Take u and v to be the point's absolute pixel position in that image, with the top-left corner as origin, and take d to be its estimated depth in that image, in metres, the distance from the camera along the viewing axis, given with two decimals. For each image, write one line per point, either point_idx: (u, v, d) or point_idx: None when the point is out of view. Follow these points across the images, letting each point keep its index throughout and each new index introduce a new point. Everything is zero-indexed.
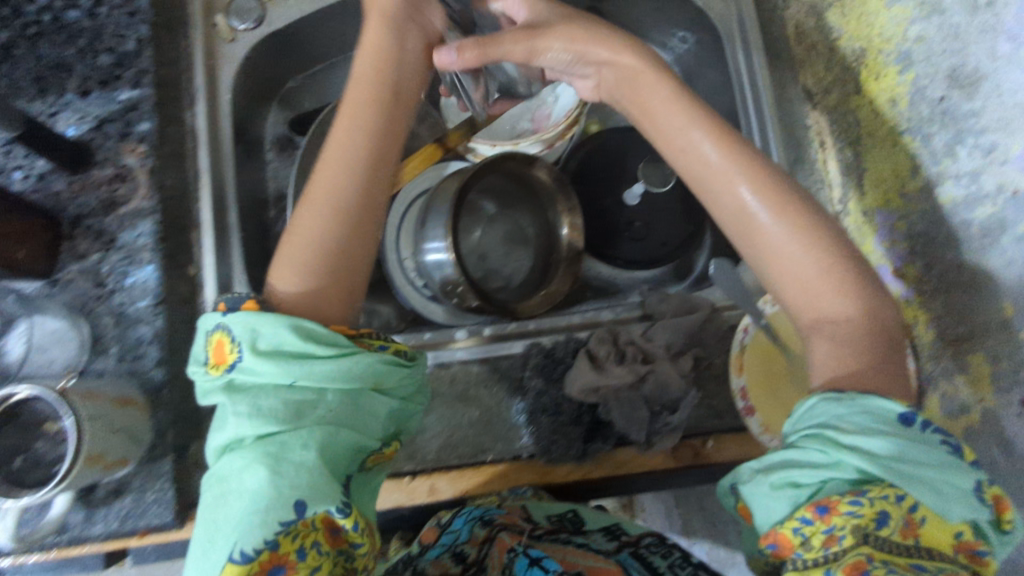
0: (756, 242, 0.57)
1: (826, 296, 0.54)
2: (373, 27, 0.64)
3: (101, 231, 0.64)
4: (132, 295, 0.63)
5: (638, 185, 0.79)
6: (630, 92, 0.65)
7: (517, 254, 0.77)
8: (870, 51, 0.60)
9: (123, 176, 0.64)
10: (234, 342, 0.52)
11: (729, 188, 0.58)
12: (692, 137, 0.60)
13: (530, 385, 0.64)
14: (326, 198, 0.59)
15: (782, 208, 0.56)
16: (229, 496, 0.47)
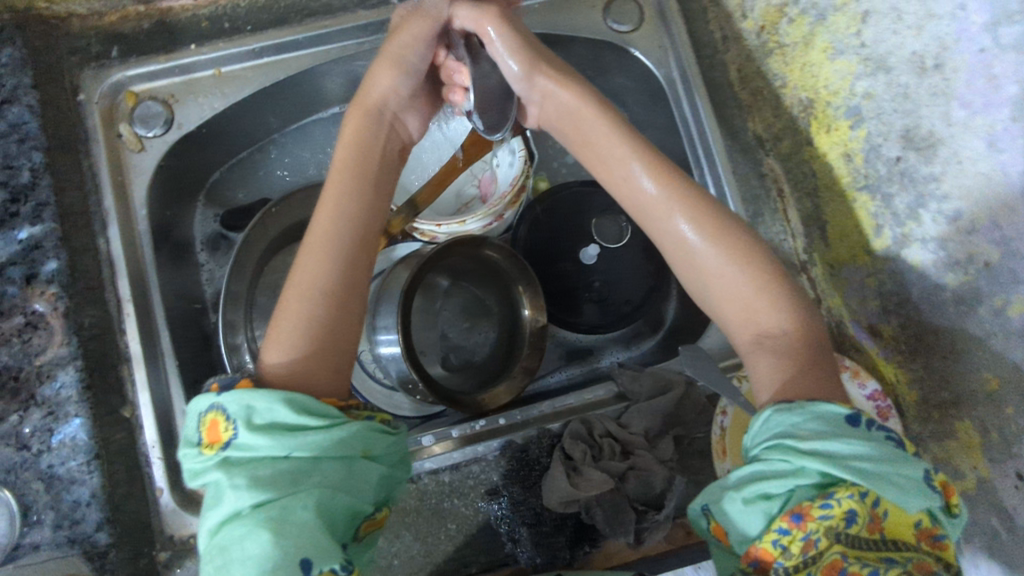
0: (695, 270, 0.51)
1: (769, 320, 0.48)
2: (353, 117, 0.57)
3: (17, 388, 0.57)
4: (62, 455, 0.57)
5: (594, 245, 0.75)
6: (572, 131, 0.56)
7: (479, 335, 0.73)
8: (817, 102, 0.57)
9: (35, 324, 0.58)
10: (229, 418, 0.45)
11: (666, 223, 0.52)
12: (626, 170, 0.54)
13: (507, 493, 0.61)
14: (308, 289, 0.51)
15: (716, 232, 0.50)
16: (231, 565, 0.41)
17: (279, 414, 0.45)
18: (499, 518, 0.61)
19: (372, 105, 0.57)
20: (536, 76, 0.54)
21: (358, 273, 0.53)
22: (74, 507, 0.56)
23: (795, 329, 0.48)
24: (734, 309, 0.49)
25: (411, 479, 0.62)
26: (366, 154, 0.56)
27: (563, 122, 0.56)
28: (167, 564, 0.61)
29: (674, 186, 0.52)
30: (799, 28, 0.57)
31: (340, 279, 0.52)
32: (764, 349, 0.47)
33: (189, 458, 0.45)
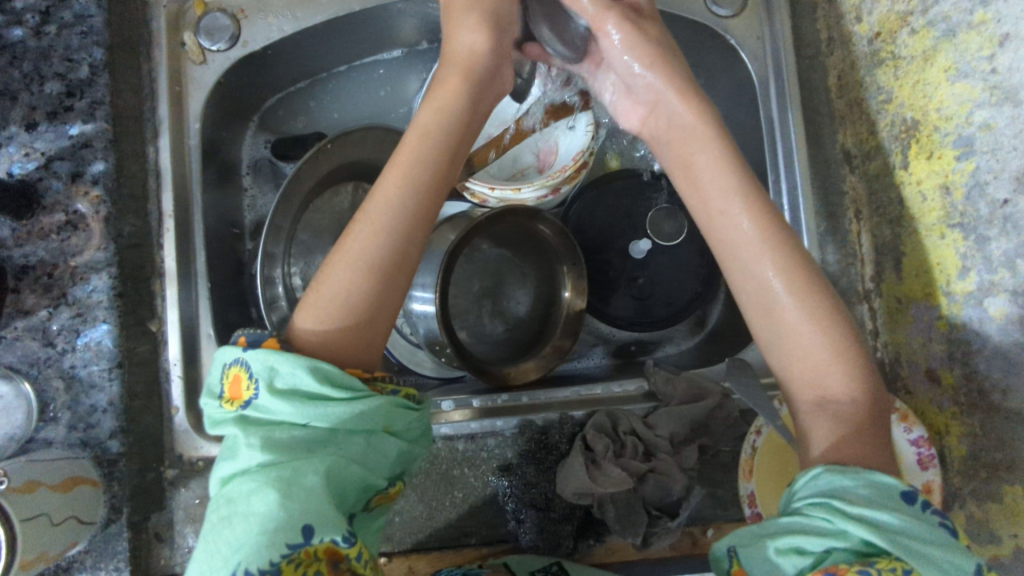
0: (771, 318, 0.48)
1: (840, 383, 0.45)
2: (469, 36, 0.53)
3: (50, 285, 0.57)
4: (84, 357, 0.56)
5: (645, 239, 0.72)
6: (678, 145, 0.52)
7: (515, 310, 0.71)
8: (923, 125, 0.53)
9: (75, 224, 0.57)
10: (252, 376, 0.44)
11: (754, 266, 0.48)
12: (719, 207, 0.50)
13: (520, 472, 0.59)
14: (358, 252, 0.49)
15: (806, 291, 0.47)
16: (234, 518, 0.40)
17: (304, 383, 0.43)
18: (507, 497, 0.59)
19: (467, 65, 0.53)
20: (657, 78, 0.51)
21: (411, 246, 0.51)
22: (90, 412, 0.56)
23: (862, 399, 0.45)
24: (804, 369, 0.46)
25: None
26: (456, 92, 0.53)
27: (670, 133, 0.53)
28: (172, 482, 0.60)
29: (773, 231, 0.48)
30: (921, 41, 0.53)
31: (395, 246, 0.50)
32: (827, 412, 0.45)
33: (211, 410, 0.45)
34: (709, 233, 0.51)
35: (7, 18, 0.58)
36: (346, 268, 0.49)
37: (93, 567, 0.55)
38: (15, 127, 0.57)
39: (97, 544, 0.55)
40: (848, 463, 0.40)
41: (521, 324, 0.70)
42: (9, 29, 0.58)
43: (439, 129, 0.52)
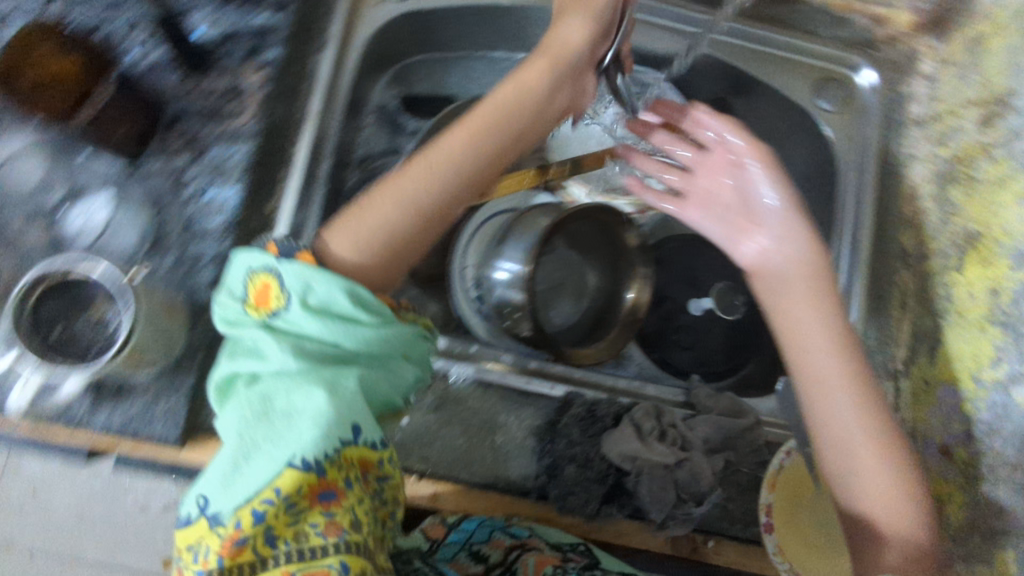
0: (816, 403, 0.58)
1: (879, 470, 0.55)
2: (538, 66, 0.62)
3: (193, 139, 0.62)
4: (208, 209, 0.61)
5: (707, 300, 0.81)
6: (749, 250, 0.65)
7: (564, 312, 0.76)
8: (984, 237, 0.63)
9: (235, 95, 0.64)
10: (286, 289, 0.48)
11: (823, 360, 0.58)
12: (790, 309, 0.60)
13: (563, 432, 0.61)
14: (408, 195, 0.55)
15: (855, 378, 0.58)
16: (291, 416, 0.46)
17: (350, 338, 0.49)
18: (545, 453, 0.62)
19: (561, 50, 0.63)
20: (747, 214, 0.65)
21: (453, 206, 0.57)
22: (196, 258, 0.59)
23: (904, 484, 0.55)
24: (833, 449, 0.57)
25: (483, 382, 0.65)
26: (519, 107, 0.60)
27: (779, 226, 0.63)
28: None
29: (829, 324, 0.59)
30: (998, 169, 0.63)
31: (441, 203, 0.56)
32: (862, 491, 0.55)
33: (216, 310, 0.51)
34: (773, 315, 0.62)
35: None
36: (394, 205, 0.54)
37: (153, 397, 0.56)
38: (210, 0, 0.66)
39: (163, 378, 0.57)
40: None
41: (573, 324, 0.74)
42: None
43: (502, 121, 0.59)
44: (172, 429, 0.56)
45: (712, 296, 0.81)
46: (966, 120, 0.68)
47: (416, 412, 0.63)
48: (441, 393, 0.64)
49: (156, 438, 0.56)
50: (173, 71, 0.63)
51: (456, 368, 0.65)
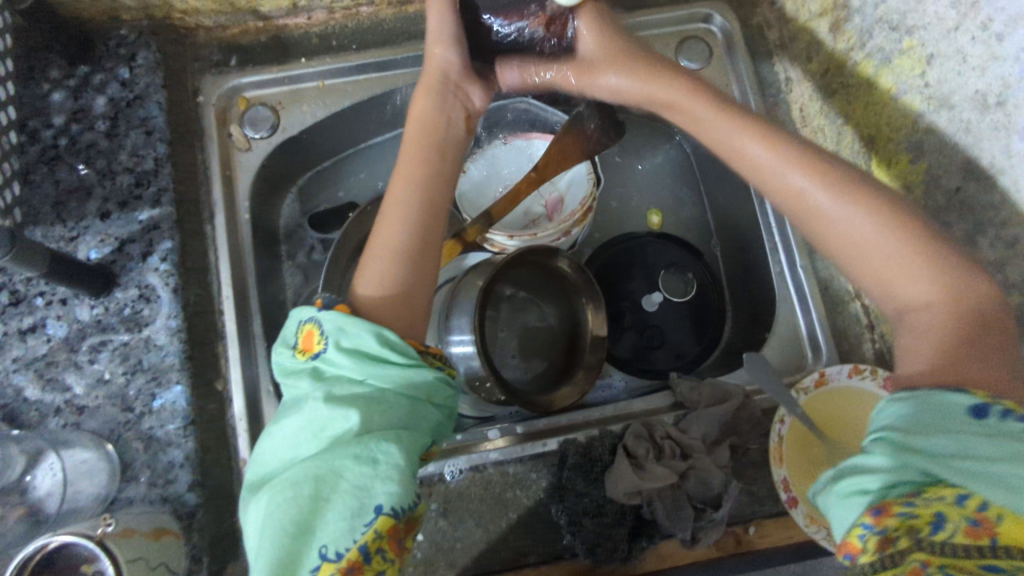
0: (814, 227, 0.53)
1: (914, 285, 0.47)
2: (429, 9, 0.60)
3: (127, 355, 0.63)
4: (161, 418, 0.62)
5: (658, 293, 0.80)
6: (808, 211, 0.54)
7: (534, 366, 0.76)
8: (879, 138, 0.63)
9: (147, 297, 0.64)
10: None
11: (787, 168, 0.55)
12: (828, 212, 0.52)
13: (569, 486, 0.62)
14: None
15: (838, 186, 0.52)
16: None
17: (951, 399, 0.39)
18: (561, 510, 0.63)
19: None
20: (804, 178, 0.53)
21: None
22: (170, 470, 0.61)
23: (941, 300, 0.46)
24: (903, 289, 0.48)
25: (478, 469, 0.65)
26: None
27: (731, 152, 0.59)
28: None
29: (892, 221, 0.49)
30: (865, 69, 0.63)
31: None
32: (907, 317, 0.47)
33: None
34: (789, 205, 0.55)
35: (80, 123, 0.66)
36: None
37: None
38: (91, 218, 0.64)
39: None
40: (913, 390, 0.41)
41: (545, 373, 0.75)
42: (82, 133, 0.66)
43: None
44: None
45: (661, 287, 0.80)
46: (819, 32, 0.68)
47: (426, 526, 0.63)
48: (444, 496, 0.64)
49: None
50: (81, 301, 0.63)
51: (447, 466, 0.65)
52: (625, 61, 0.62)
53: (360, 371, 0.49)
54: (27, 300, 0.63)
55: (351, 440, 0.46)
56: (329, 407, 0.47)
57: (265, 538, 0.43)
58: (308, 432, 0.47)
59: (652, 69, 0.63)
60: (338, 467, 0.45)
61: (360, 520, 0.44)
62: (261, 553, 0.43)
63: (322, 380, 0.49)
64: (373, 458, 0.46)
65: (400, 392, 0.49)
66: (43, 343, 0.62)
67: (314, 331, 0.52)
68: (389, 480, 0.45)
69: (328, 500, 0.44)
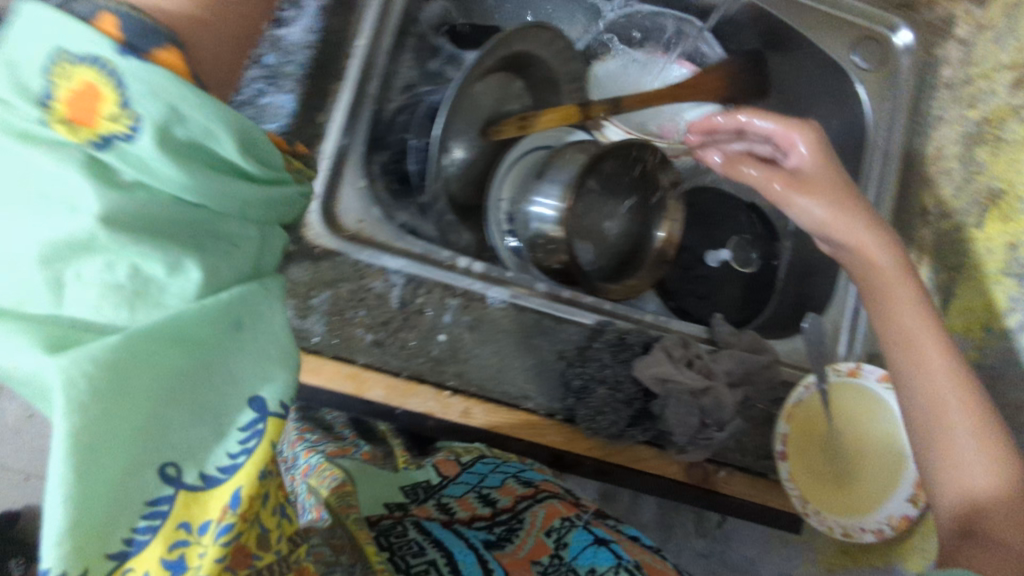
0: (932, 415, 0.56)
1: (976, 473, 0.53)
2: None
3: (253, 44, 0.63)
4: (262, 115, 0.62)
5: (726, 252, 0.81)
6: (902, 346, 0.59)
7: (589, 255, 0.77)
8: (1006, 196, 0.67)
9: (294, 2, 0.64)
10: None
11: (920, 330, 0.59)
12: (925, 361, 0.58)
13: (596, 354, 0.64)
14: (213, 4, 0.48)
15: (960, 377, 0.56)
16: None
17: None
18: (574, 375, 0.64)
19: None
20: (917, 330, 0.59)
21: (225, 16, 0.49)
22: None
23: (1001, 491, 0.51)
24: (959, 481, 0.53)
25: (518, 306, 0.67)
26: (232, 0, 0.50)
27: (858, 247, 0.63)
28: (288, 256, 0.63)
29: (977, 411, 0.55)
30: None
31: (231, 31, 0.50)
32: (965, 500, 0.52)
33: None
34: (894, 346, 0.60)
35: None
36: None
37: None
38: None
39: None
40: None
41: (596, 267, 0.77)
42: None
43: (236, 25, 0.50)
44: None
45: (730, 248, 0.82)
46: (996, 83, 0.71)
47: (451, 331, 0.65)
48: (478, 314, 0.66)
49: None
50: None
51: (492, 290, 0.66)
52: (829, 192, 0.64)
53: (162, 157, 0.40)
54: None
55: (186, 295, 0.41)
56: (141, 234, 0.40)
57: (55, 560, 0.35)
58: (77, 278, 0.38)
59: (848, 199, 0.64)
60: (200, 353, 0.41)
61: (231, 430, 0.41)
62: (71, 487, 0.35)
63: (52, 152, 0.38)
64: (237, 343, 0.43)
65: (236, 215, 0.47)
66: None
67: (105, 90, 0.39)
68: (264, 376, 0.44)
69: (135, 387, 0.38)
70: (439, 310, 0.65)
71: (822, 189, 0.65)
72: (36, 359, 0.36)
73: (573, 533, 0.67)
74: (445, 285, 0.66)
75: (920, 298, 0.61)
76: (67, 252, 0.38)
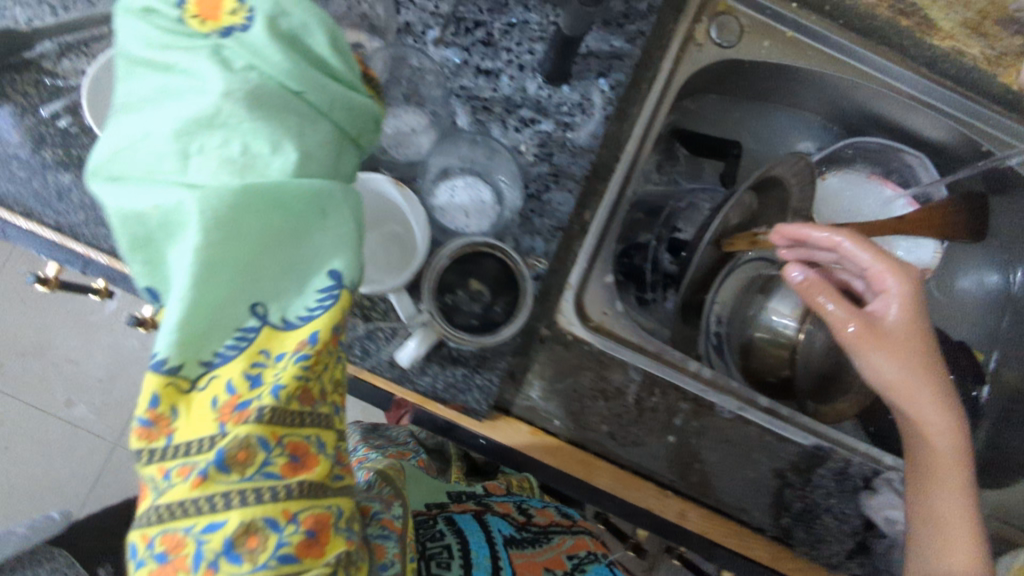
0: (935, 554, 0.61)
1: None
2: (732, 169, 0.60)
3: (544, 143, 0.67)
4: (543, 210, 0.67)
5: None
6: (922, 501, 0.62)
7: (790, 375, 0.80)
8: None
9: (584, 108, 0.68)
10: None
11: (963, 511, 0.62)
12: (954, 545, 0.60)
13: (821, 482, 0.69)
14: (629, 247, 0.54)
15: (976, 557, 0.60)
16: None
17: None
18: (795, 497, 0.68)
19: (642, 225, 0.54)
20: (936, 497, 0.61)
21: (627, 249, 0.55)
22: (527, 254, 0.66)
23: None
24: None
25: (743, 419, 0.69)
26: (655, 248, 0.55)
27: (903, 385, 0.62)
28: (542, 340, 0.68)
29: None
30: None
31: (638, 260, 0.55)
32: None
33: None
34: (918, 496, 0.63)
35: None
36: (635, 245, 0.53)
37: (472, 369, 0.63)
38: None
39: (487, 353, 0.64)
40: None
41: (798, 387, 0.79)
42: None
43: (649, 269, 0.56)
44: (484, 402, 0.64)
45: None
46: None
47: (680, 434, 0.68)
48: (706, 421, 0.69)
49: (471, 407, 0.64)
50: (535, 77, 0.68)
51: (721, 399, 0.69)
52: (906, 358, 0.61)
53: (287, 72, 0.41)
54: (495, 48, 0.67)
55: (288, 172, 0.40)
56: (251, 112, 0.39)
57: (167, 348, 0.35)
58: (200, 151, 0.38)
59: (930, 365, 0.62)
60: (296, 216, 0.39)
61: (309, 282, 0.40)
62: (187, 310, 0.36)
63: (188, 46, 0.40)
64: (324, 209, 0.41)
65: (329, 116, 0.44)
66: (489, 89, 0.67)
67: None
68: (346, 248, 0.41)
69: (243, 220, 0.37)
70: (671, 413, 0.69)
71: (901, 353, 0.61)
72: (176, 192, 0.37)
73: (591, 566, 0.81)
74: (678, 390, 0.69)
75: (937, 416, 0.62)
76: (195, 127, 0.38)
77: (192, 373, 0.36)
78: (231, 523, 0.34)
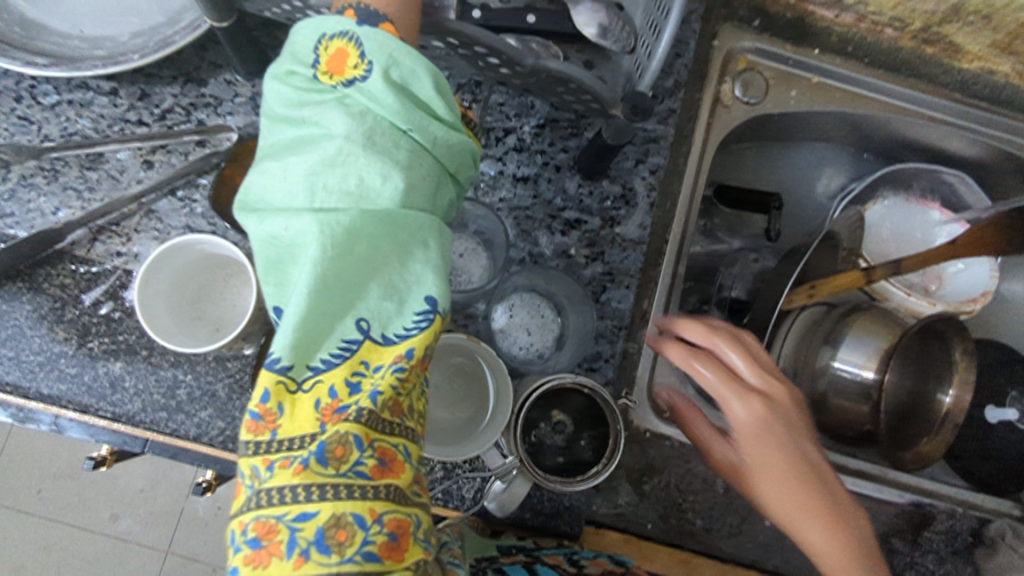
0: None
1: None
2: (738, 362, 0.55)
3: (594, 242, 0.65)
4: (603, 311, 0.64)
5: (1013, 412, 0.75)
6: None
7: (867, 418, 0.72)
8: None
9: (628, 198, 0.66)
10: None
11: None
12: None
13: (930, 545, 0.70)
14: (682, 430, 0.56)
15: None
16: None
17: None
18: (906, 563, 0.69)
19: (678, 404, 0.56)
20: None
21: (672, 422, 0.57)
22: (595, 359, 0.63)
23: None
24: None
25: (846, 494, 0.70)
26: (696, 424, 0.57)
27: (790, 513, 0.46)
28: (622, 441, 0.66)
29: None
30: None
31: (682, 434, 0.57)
32: None
33: None
34: None
35: None
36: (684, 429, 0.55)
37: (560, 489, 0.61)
38: None
39: None
40: None
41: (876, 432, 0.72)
42: None
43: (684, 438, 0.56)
44: (577, 521, 0.61)
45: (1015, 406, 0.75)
46: None
47: None
48: None
49: (566, 530, 0.61)
50: (573, 176, 0.66)
51: None
52: (774, 471, 0.47)
53: (402, 117, 0.41)
54: (529, 152, 0.65)
55: (396, 201, 0.40)
56: (369, 150, 0.40)
57: (282, 347, 0.38)
58: (324, 187, 0.39)
59: (819, 501, 0.46)
60: (397, 246, 0.40)
61: (406, 303, 0.41)
62: (300, 313, 0.38)
63: (316, 103, 0.42)
64: (425, 241, 0.42)
65: (432, 150, 0.43)
66: (530, 197, 0.65)
67: (351, 50, 0.42)
68: (437, 272, 0.41)
69: (353, 244, 0.39)
70: None
71: (772, 469, 0.47)
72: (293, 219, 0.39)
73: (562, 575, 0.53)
74: None
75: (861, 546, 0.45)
76: (320, 166, 0.40)
77: (298, 374, 0.38)
78: (322, 514, 0.35)
